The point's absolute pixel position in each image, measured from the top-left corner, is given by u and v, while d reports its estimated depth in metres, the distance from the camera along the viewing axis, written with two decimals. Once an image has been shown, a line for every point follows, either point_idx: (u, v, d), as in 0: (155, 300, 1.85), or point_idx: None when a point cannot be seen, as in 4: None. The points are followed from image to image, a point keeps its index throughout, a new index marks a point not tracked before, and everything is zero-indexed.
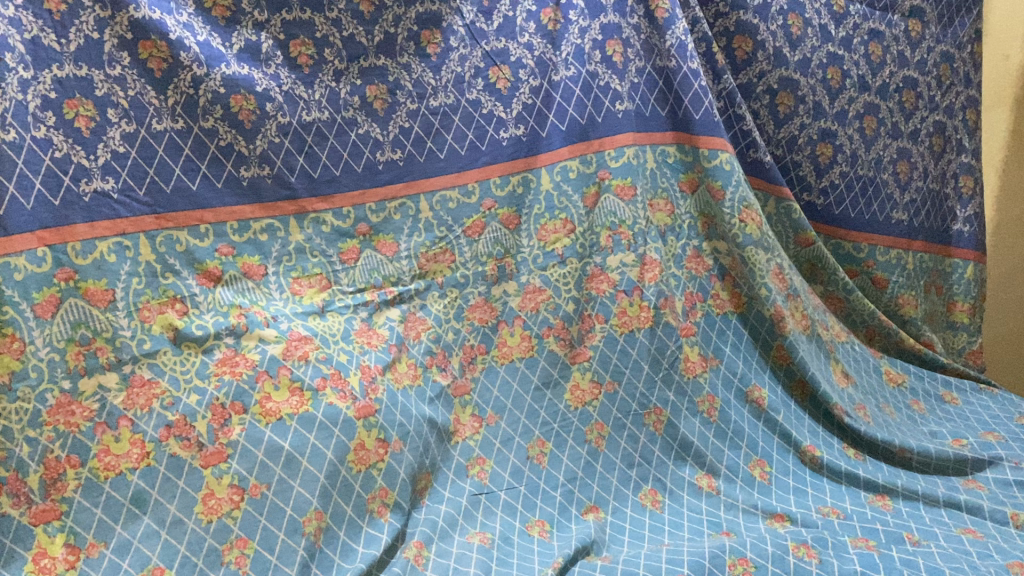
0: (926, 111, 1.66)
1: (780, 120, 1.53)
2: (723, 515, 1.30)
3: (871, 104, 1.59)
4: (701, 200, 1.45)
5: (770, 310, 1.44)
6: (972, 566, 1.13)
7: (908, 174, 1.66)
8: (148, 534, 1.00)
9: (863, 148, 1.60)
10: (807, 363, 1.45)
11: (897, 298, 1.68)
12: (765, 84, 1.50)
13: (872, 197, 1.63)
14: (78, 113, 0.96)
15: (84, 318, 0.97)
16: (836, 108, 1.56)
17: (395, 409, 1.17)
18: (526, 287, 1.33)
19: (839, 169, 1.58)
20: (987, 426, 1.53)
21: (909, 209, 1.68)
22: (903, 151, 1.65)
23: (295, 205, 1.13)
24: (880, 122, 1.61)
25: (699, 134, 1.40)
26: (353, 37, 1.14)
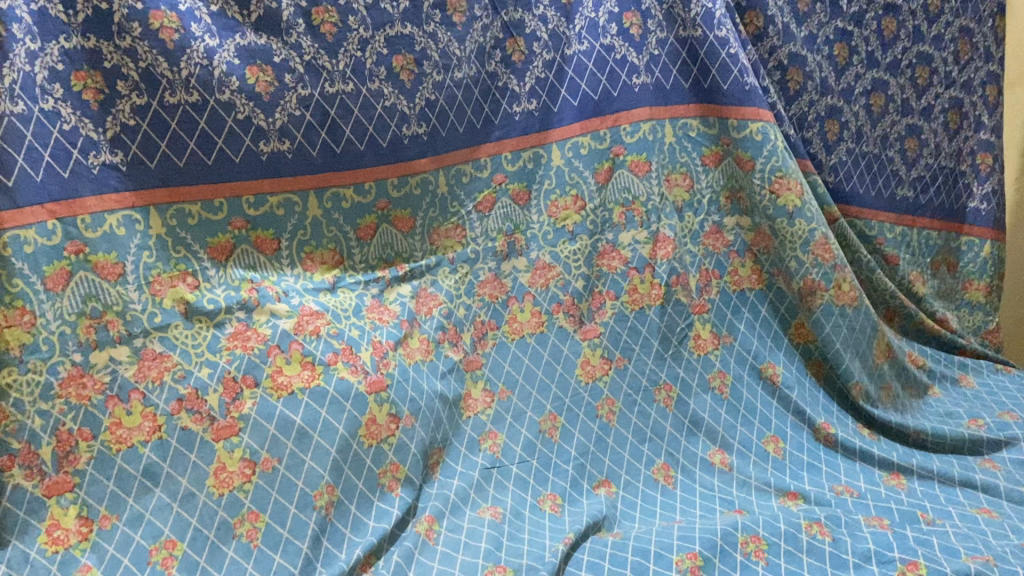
0: (941, 87, 1.63)
1: (791, 96, 1.47)
2: (735, 493, 1.29)
3: (879, 81, 1.57)
4: (726, 173, 1.43)
5: (800, 283, 1.41)
6: (987, 545, 1.11)
7: (916, 151, 1.64)
8: (160, 506, 1.01)
9: (869, 126, 1.57)
10: (832, 340, 1.43)
11: (909, 276, 1.64)
12: (776, 60, 1.44)
13: (877, 173, 1.59)
14: (86, 86, 0.94)
15: (95, 291, 0.97)
16: (843, 84, 1.53)
17: (406, 384, 1.17)
18: (536, 263, 1.32)
19: (845, 145, 1.54)
20: (1004, 406, 1.50)
21: (916, 185, 1.65)
22: (913, 128, 1.63)
23: (316, 180, 1.12)
24: (889, 99, 1.59)
25: (727, 105, 1.37)
26: (376, 4, 1.13)
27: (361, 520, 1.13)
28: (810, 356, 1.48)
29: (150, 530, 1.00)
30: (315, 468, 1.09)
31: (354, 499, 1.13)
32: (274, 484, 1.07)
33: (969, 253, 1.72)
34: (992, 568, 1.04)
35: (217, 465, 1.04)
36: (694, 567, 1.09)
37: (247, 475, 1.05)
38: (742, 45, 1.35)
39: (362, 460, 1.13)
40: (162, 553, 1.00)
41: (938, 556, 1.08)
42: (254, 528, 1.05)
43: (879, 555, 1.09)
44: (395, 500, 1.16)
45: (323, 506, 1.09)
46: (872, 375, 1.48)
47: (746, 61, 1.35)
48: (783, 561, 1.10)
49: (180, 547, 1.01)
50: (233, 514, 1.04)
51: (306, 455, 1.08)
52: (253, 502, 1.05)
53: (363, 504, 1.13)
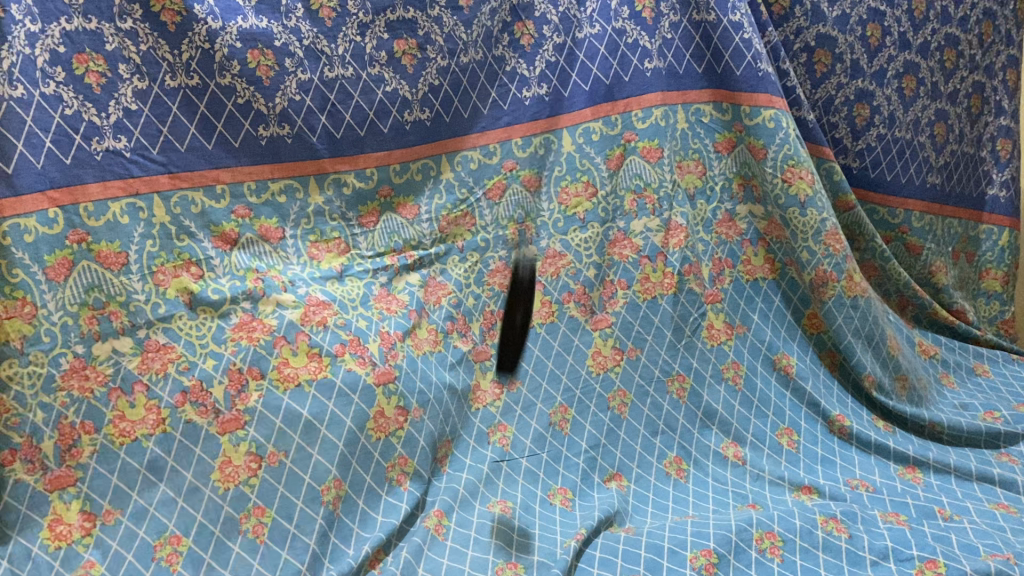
0: (967, 70, 1.58)
1: (817, 79, 1.47)
2: (748, 487, 1.27)
3: (911, 63, 1.51)
4: (739, 159, 1.40)
5: (811, 274, 1.39)
6: (1007, 542, 1.09)
7: (944, 137, 1.59)
8: (165, 501, 0.98)
9: (901, 110, 1.52)
10: (843, 333, 1.40)
11: (930, 265, 1.61)
12: (802, 41, 1.44)
13: (909, 159, 1.55)
14: (89, 69, 0.91)
15: (97, 281, 0.94)
16: (874, 66, 1.47)
17: (414, 376, 1.15)
18: (546, 252, 1.28)
19: (875, 131, 1.50)
20: (1019, 398, 1.48)
21: (943, 172, 1.61)
22: (941, 112, 1.58)
23: (316, 165, 1.09)
24: (920, 82, 1.52)
25: (739, 91, 1.35)
26: None
27: (369, 514, 1.11)
28: (823, 347, 1.45)
29: (155, 525, 0.98)
30: (322, 462, 1.06)
31: (363, 493, 1.11)
32: (281, 479, 1.04)
33: (987, 242, 1.69)
34: (1013, 566, 1.03)
35: (224, 458, 1.01)
36: (709, 564, 1.07)
37: (254, 469, 1.03)
38: (757, 30, 1.32)
39: (370, 453, 1.11)
40: (168, 549, 0.98)
41: (958, 554, 1.06)
42: (260, 524, 1.03)
43: (896, 552, 1.08)
44: (404, 495, 1.14)
45: (330, 501, 1.07)
46: (887, 366, 1.43)
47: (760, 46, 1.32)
48: (799, 558, 1.09)
49: (186, 543, 0.99)
50: (239, 509, 1.02)
51: (314, 448, 1.06)
52: (260, 496, 1.03)
53: (371, 500, 1.12)
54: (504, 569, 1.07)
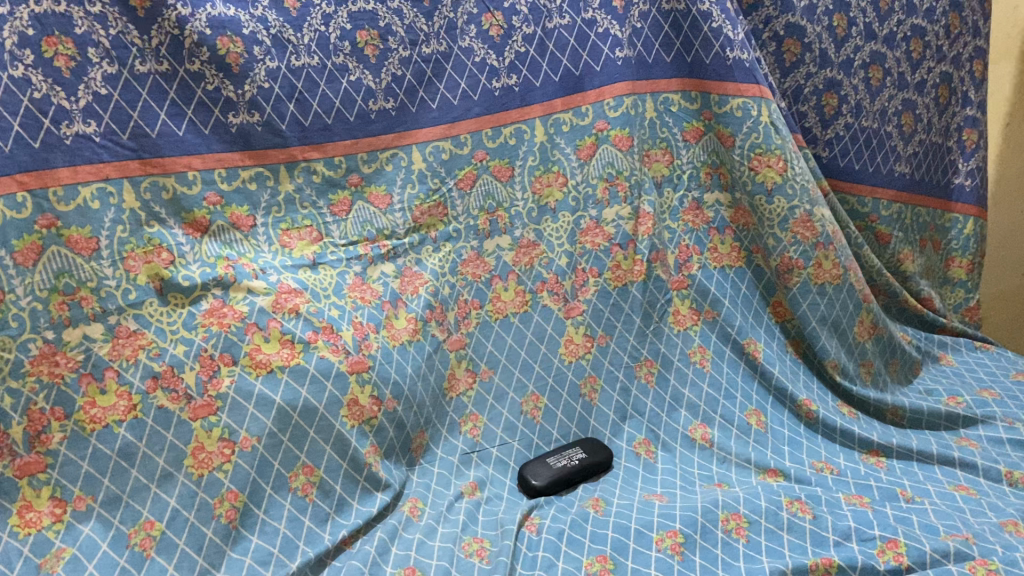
0: (934, 61, 1.61)
1: (786, 68, 1.48)
2: (715, 469, 1.30)
3: (877, 54, 1.54)
4: (707, 149, 1.42)
5: (777, 261, 1.41)
6: (966, 523, 1.11)
7: (912, 126, 1.62)
8: (137, 488, 0.99)
9: (868, 99, 1.55)
10: (807, 319, 1.43)
11: (897, 254, 1.65)
12: (771, 31, 1.45)
13: (875, 149, 1.58)
14: (58, 52, 0.90)
15: (67, 267, 0.94)
16: (842, 56, 1.50)
17: (389, 365, 1.16)
18: (520, 241, 1.30)
19: (843, 120, 1.53)
20: (982, 383, 1.52)
21: (911, 162, 1.65)
22: (908, 102, 1.61)
23: (286, 153, 1.09)
24: (886, 72, 1.56)
25: (708, 80, 1.36)
26: None
27: (345, 500, 1.12)
28: (788, 334, 1.48)
29: (128, 513, 0.98)
30: (292, 449, 1.08)
31: (340, 479, 1.12)
32: (253, 463, 1.05)
33: (953, 231, 1.73)
34: (971, 545, 1.05)
35: (196, 444, 1.02)
36: (675, 545, 1.09)
37: (227, 455, 1.03)
38: (728, 19, 1.32)
39: (346, 441, 1.12)
40: (141, 535, 0.98)
41: (918, 533, 1.09)
42: (232, 509, 1.03)
43: (859, 532, 1.10)
44: (392, 473, 1.16)
45: (299, 487, 1.09)
46: (852, 352, 1.47)
47: (730, 34, 1.32)
48: (764, 539, 1.11)
49: (159, 527, 0.99)
50: (213, 494, 1.02)
51: (286, 435, 1.07)
52: (233, 481, 1.04)
53: (349, 486, 1.13)
54: (470, 544, 1.09)
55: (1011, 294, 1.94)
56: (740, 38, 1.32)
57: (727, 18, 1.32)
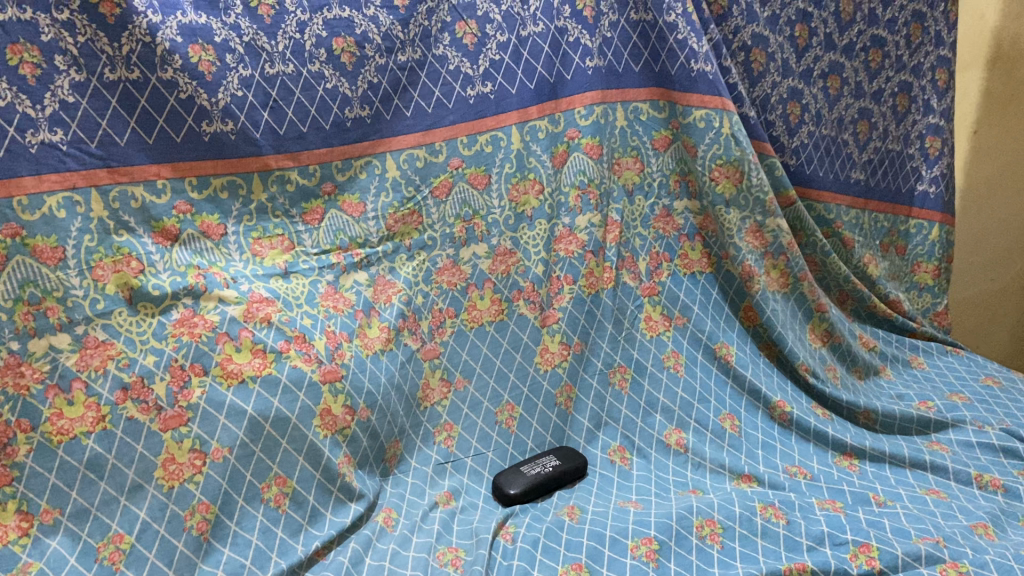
0: (892, 70, 1.65)
1: (754, 78, 1.46)
2: (689, 475, 1.31)
3: (836, 63, 1.57)
4: (674, 157, 1.44)
5: (739, 269, 1.43)
6: (936, 526, 1.13)
7: (867, 134, 1.65)
8: (106, 501, 0.97)
9: (826, 108, 1.57)
10: (772, 324, 1.44)
11: (863, 259, 1.65)
12: (739, 41, 1.43)
13: (835, 156, 1.60)
14: (23, 60, 0.89)
15: (32, 276, 0.93)
16: (802, 66, 1.52)
17: (362, 375, 1.15)
18: (496, 249, 1.30)
19: (806, 128, 1.54)
20: (952, 388, 1.54)
21: (866, 168, 1.67)
22: (865, 111, 1.64)
23: (260, 162, 1.08)
24: (845, 82, 1.59)
25: (676, 91, 1.38)
26: None
27: (319, 510, 1.11)
28: (758, 339, 1.49)
29: (97, 527, 0.97)
30: (263, 460, 1.07)
31: (312, 490, 1.11)
32: (224, 474, 1.04)
33: (916, 236, 1.76)
34: (942, 549, 1.06)
35: (167, 456, 1.01)
36: (649, 552, 1.09)
37: (198, 466, 1.02)
38: (694, 30, 1.33)
39: (319, 451, 1.11)
40: (110, 548, 0.97)
41: (890, 537, 1.10)
42: (204, 520, 1.03)
43: (832, 537, 1.11)
44: (366, 483, 1.16)
45: (271, 498, 1.08)
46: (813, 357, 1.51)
47: (696, 45, 1.34)
48: (738, 545, 1.11)
49: (129, 541, 0.98)
50: (184, 506, 1.01)
51: (257, 445, 1.06)
52: (204, 493, 1.03)
53: (322, 496, 1.12)
54: (445, 554, 1.09)
55: (976, 298, 2.00)
56: (705, 49, 1.34)
57: (692, 29, 1.33)
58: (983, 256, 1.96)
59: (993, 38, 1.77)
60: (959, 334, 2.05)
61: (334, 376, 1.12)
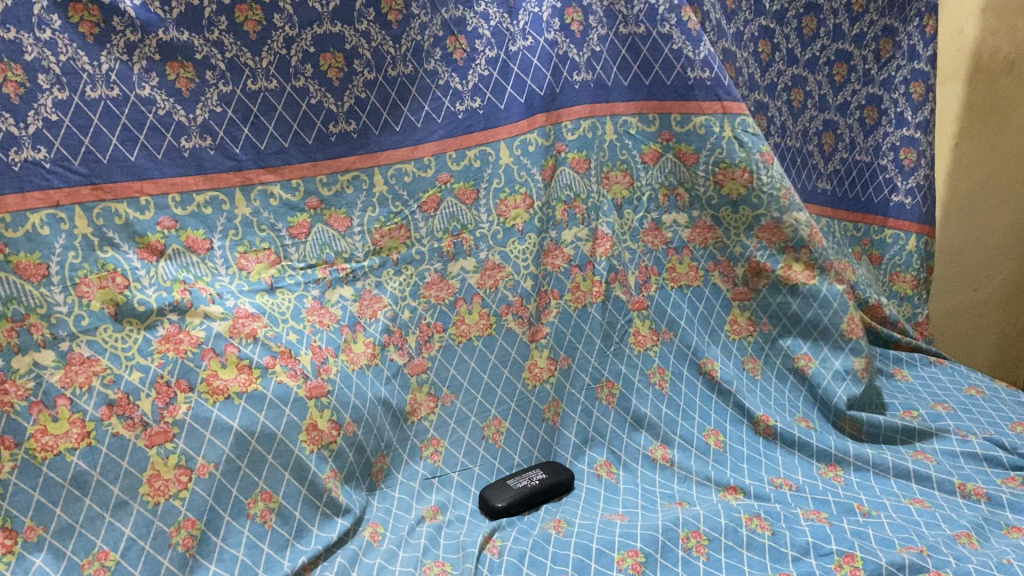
0: (858, 83, 1.70)
1: None
2: (676, 487, 1.31)
3: (799, 78, 1.64)
4: (665, 169, 1.44)
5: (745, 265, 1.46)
6: (920, 536, 1.13)
7: (833, 145, 1.73)
8: (91, 517, 0.97)
9: (792, 120, 1.64)
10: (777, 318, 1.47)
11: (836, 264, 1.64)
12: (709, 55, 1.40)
13: (801, 166, 1.67)
14: (7, 78, 0.90)
15: (15, 293, 0.93)
16: (767, 80, 1.57)
17: (348, 390, 1.15)
18: (485, 263, 1.31)
19: (772, 140, 1.58)
20: (937, 398, 1.56)
21: (832, 178, 1.75)
22: (829, 123, 1.72)
23: (241, 176, 1.09)
24: (807, 95, 1.67)
25: (653, 98, 1.39)
26: (304, 3, 1.09)
27: (305, 525, 1.11)
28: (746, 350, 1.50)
29: (81, 543, 0.97)
30: (249, 476, 1.07)
31: (298, 505, 1.11)
32: (210, 490, 1.04)
33: (894, 248, 1.76)
34: (926, 558, 1.07)
35: (152, 472, 1.00)
36: (636, 564, 1.10)
37: (184, 482, 1.02)
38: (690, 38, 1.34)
39: (305, 466, 1.11)
40: (95, 565, 0.97)
41: (874, 547, 1.11)
42: (189, 537, 1.03)
43: (816, 548, 1.11)
44: (353, 497, 1.16)
45: (258, 513, 1.08)
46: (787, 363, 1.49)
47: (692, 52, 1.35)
48: (724, 556, 1.11)
49: (114, 558, 0.98)
50: (169, 523, 1.02)
51: (243, 461, 1.06)
52: (190, 509, 1.03)
53: (308, 511, 1.12)
54: (431, 568, 1.08)
55: (961, 308, 2.01)
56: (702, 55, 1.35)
57: (683, 39, 1.34)
58: (966, 265, 1.98)
59: (972, 51, 1.80)
60: (945, 345, 2.06)
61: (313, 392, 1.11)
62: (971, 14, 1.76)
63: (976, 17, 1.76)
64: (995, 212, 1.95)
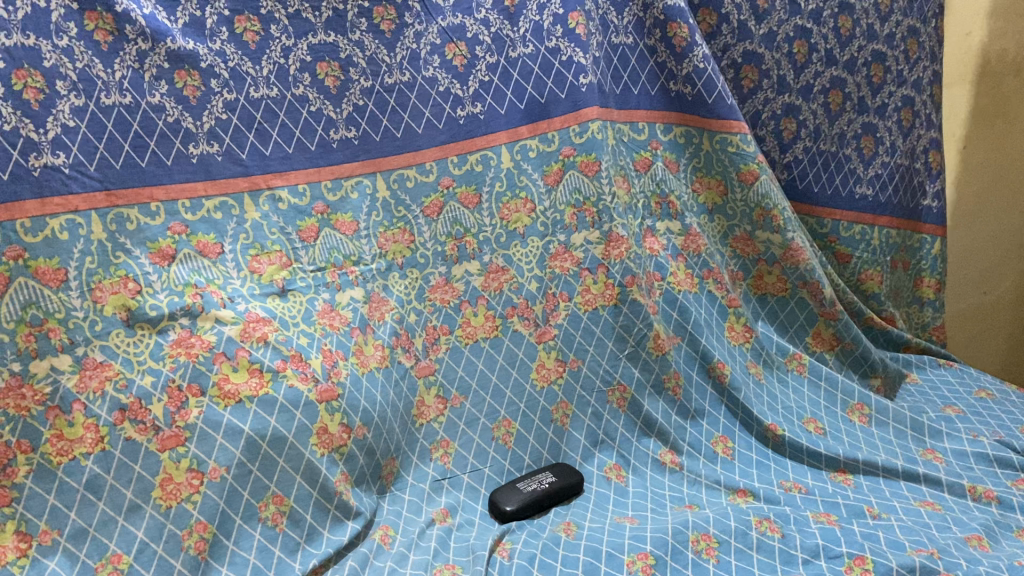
0: (894, 85, 1.64)
1: (745, 94, 1.52)
2: (685, 490, 1.31)
3: (837, 79, 1.59)
4: (655, 178, 1.45)
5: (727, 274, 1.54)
6: (931, 538, 1.13)
7: (874, 149, 1.65)
8: (105, 521, 0.98)
9: (827, 123, 1.60)
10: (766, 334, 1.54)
11: (861, 273, 1.69)
12: (729, 58, 1.49)
13: (835, 171, 1.64)
14: (28, 84, 0.91)
15: (35, 298, 0.94)
16: (801, 82, 1.56)
17: (358, 393, 1.16)
18: (489, 266, 1.31)
19: (801, 144, 1.59)
20: (946, 401, 1.55)
21: (875, 184, 1.67)
22: (869, 126, 1.64)
23: (248, 181, 1.10)
24: (846, 97, 1.61)
25: (638, 109, 1.43)
26: (298, 13, 1.11)
27: (316, 529, 1.12)
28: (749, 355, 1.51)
29: (95, 547, 0.97)
30: (261, 479, 1.07)
31: (310, 508, 1.12)
32: (222, 493, 1.05)
33: (921, 250, 1.77)
34: (936, 561, 1.06)
35: (164, 476, 1.01)
36: (646, 567, 1.10)
37: (196, 486, 1.03)
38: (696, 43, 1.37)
39: (316, 469, 1.11)
40: (108, 568, 0.98)
41: (885, 550, 1.10)
42: (201, 540, 1.03)
43: (826, 550, 1.11)
44: (363, 500, 1.17)
45: (269, 516, 1.08)
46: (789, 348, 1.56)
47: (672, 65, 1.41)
48: (734, 559, 1.11)
49: (127, 561, 0.99)
50: (181, 526, 1.02)
51: (255, 464, 1.07)
52: (202, 512, 1.03)
53: (319, 514, 1.12)
54: (442, 570, 1.09)
55: (969, 311, 2.01)
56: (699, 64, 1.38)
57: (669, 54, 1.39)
58: (974, 268, 1.97)
59: (979, 54, 1.80)
60: (954, 348, 2.06)
61: (326, 395, 1.12)
62: (978, 16, 1.77)
63: (983, 20, 1.77)
64: (1006, 217, 1.95)
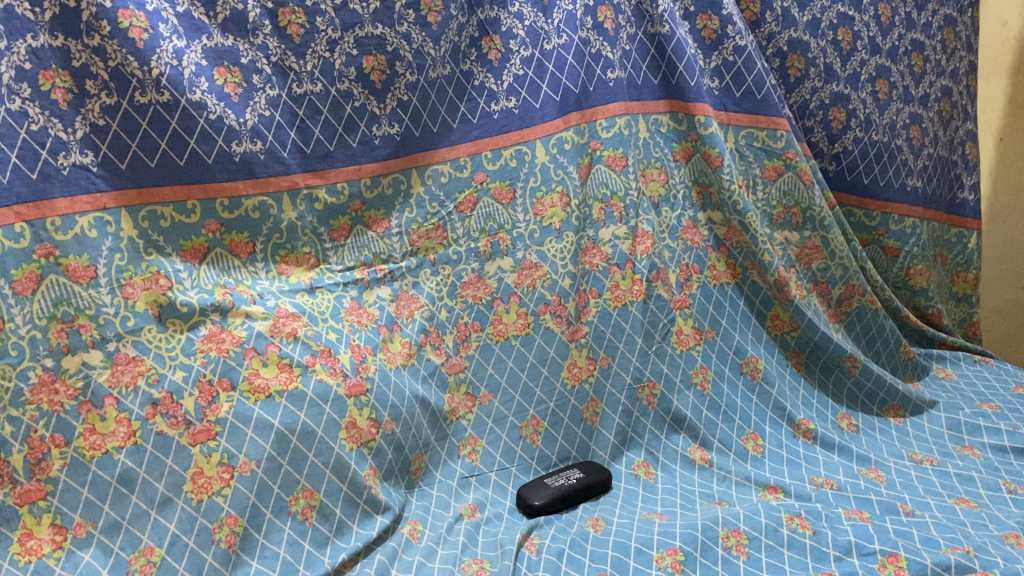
0: (935, 75, 1.65)
1: (791, 83, 1.50)
2: (715, 487, 1.30)
3: (883, 67, 1.56)
4: (696, 169, 1.44)
5: (773, 277, 1.43)
6: (966, 535, 1.11)
7: (920, 140, 1.64)
8: (137, 514, 0.99)
9: (877, 113, 1.56)
10: (815, 326, 1.47)
11: (908, 269, 1.66)
12: (774, 46, 1.47)
13: (887, 163, 1.59)
14: (55, 85, 0.92)
15: (65, 295, 0.95)
16: (847, 70, 1.52)
17: (387, 389, 1.16)
18: (522, 263, 1.31)
19: (852, 134, 1.55)
20: (982, 397, 1.53)
21: (922, 175, 1.66)
22: (915, 116, 1.63)
23: (289, 181, 1.10)
24: (892, 86, 1.58)
25: (695, 103, 1.38)
26: (345, 5, 1.11)
27: (345, 523, 1.12)
28: (788, 345, 1.50)
29: (128, 540, 0.99)
30: (291, 473, 1.08)
31: (339, 502, 1.12)
32: (252, 487, 1.05)
33: (959, 246, 1.76)
34: (973, 558, 1.04)
35: (195, 470, 1.02)
36: (675, 563, 1.09)
37: (226, 480, 1.04)
38: (737, 28, 1.39)
39: (346, 463, 1.12)
40: (141, 561, 0.99)
41: (919, 547, 1.09)
42: (232, 533, 1.04)
43: (859, 547, 1.10)
44: (392, 493, 1.17)
45: (299, 511, 1.09)
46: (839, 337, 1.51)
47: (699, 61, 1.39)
48: (764, 555, 1.11)
49: (159, 554, 1.00)
50: (212, 519, 1.03)
51: (284, 459, 1.07)
52: (232, 506, 1.04)
53: (349, 509, 1.13)
54: (470, 565, 1.09)
55: (1011, 306, 1.95)
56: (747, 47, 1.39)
57: (698, 48, 1.40)
58: (1016, 262, 1.92)
59: (1015, 45, 1.79)
60: (993, 344, 2.00)
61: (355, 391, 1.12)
62: (1014, 7, 1.77)
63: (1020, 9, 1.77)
64: None
